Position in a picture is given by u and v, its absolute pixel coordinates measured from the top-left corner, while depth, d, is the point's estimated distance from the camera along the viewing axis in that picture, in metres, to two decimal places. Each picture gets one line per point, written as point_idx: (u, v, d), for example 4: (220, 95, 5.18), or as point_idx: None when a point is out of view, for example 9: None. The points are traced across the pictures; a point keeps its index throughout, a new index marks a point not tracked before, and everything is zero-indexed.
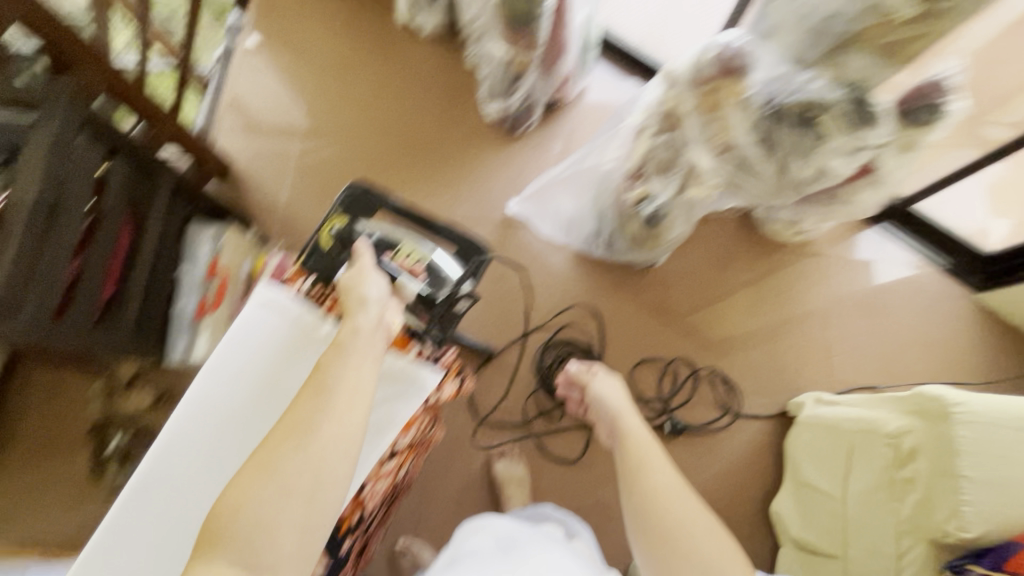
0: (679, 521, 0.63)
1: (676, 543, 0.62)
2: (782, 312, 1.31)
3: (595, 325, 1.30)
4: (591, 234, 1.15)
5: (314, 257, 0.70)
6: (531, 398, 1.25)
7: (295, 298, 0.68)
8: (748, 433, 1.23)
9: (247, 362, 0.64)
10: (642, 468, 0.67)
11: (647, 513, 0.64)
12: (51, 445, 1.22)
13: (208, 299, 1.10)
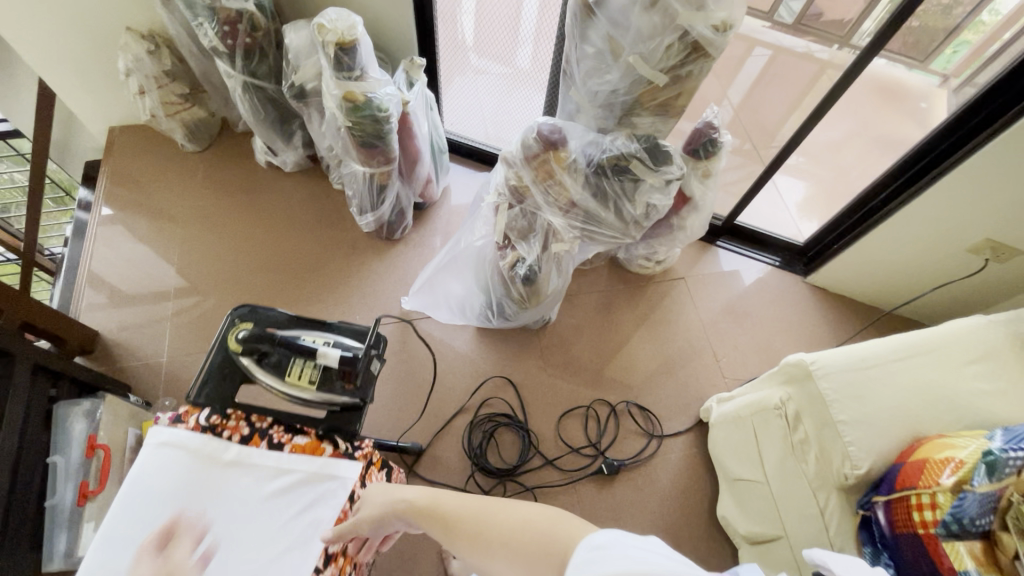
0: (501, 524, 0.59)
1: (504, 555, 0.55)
2: (667, 334, 1.47)
3: (513, 390, 1.35)
4: (483, 308, 1.23)
5: (213, 383, 0.80)
6: (473, 481, 1.24)
7: (192, 431, 0.76)
8: (675, 450, 1.31)
9: (152, 503, 0.70)
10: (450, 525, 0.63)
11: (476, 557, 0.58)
12: None
13: (90, 480, 0.99)
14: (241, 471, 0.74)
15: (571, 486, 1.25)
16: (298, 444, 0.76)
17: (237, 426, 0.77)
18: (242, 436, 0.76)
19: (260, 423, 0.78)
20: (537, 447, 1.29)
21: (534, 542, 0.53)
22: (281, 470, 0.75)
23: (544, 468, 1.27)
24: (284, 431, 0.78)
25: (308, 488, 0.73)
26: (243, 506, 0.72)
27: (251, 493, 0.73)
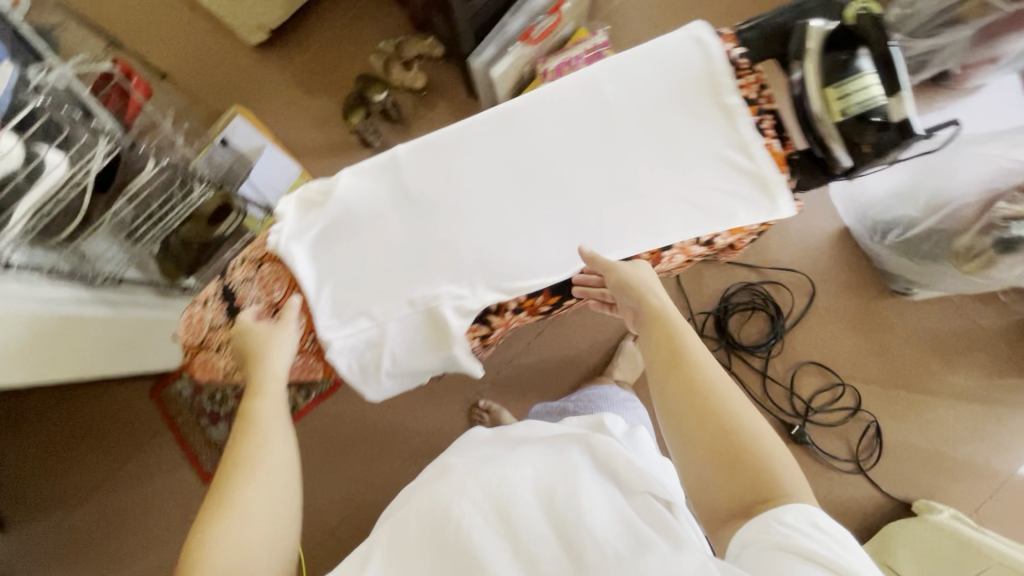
0: (747, 425, 0.51)
1: (756, 462, 0.50)
2: (978, 428, 1.18)
3: (803, 302, 1.22)
4: (895, 220, 1.01)
5: (756, 33, 0.62)
6: (704, 317, 1.21)
7: (723, 52, 0.60)
8: (859, 493, 1.15)
9: (644, 75, 0.60)
10: (693, 361, 0.54)
11: (720, 433, 0.51)
12: (323, 70, 1.38)
13: (535, 30, 1.10)
14: (723, 123, 0.59)
15: (754, 406, 1.19)
16: (774, 149, 0.59)
17: (751, 85, 0.60)
18: (747, 97, 0.60)
19: (765, 103, 0.60)
20: (768, 355, 1.20)
21: (764, 475, 0.49)
22: (747, 155, 0.59)
23: (753, 372, 1.20)
24: (772, 125, 0.60)
25: (749, 190, 0.58)
26: (696, 149, 0.59)
27: (705, 151, 0.59)
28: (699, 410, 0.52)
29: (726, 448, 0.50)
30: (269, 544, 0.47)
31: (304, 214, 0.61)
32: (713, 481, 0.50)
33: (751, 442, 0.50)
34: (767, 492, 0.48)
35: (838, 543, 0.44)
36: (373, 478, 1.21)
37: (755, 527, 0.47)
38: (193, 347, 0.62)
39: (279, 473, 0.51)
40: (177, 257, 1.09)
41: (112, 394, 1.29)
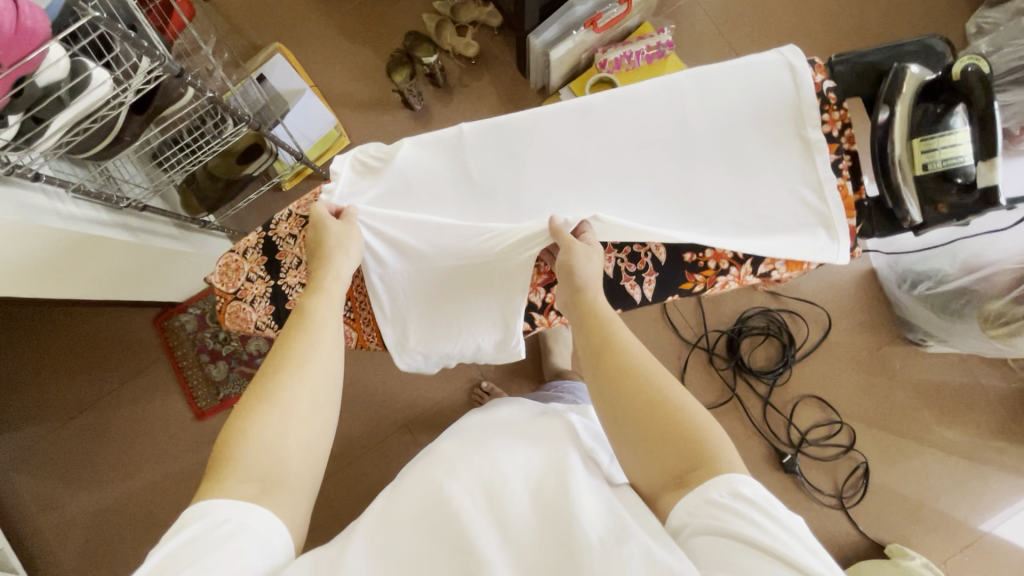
0: (671, 398, 0.49)
1: (674, 416, 0.48)
2: (962, 485, 1.20)
3: (817, 336, 1.22)
4: (927, 273, 1.00)
5: (848, 68, 0.60)
6: (718, 336, 1.21)
7: (812, 84, 0.58)
8: (836, 528, 1.17)
9: (729, 91, 0.58)
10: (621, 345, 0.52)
11: (647, 404, 0.49)
12: (373, 18, 1.33)
13: (602, 18, 1.05)
14: (800, 155, 0.58)
15: (750, 429, 1.20)
16: (847, 192, 0.57)
17: (835, 122, 0.58)
18: (829, 133, 0.58)
19: (847, 142, 0.58)
20: (773, 383, 1.20)
21: (681, 427, 0.47)
22: (818, 198, 0.57)
23: (755, 396, 1.21)
24: (849, 167, 0.58)
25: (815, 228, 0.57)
26: (767, 177, 0.58)
27: (778, 187, 0.58)
28: (622, 393, 0.49)
29: (651, 422, 0.48)
30: (304, 447, 0.48)
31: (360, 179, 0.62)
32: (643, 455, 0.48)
33: (674, 412, 0.48)
34: (697, 455, 0.46)
35: (763, 511, 0.42)
36: (365, 438, 1.22)
37: (693, 503, 0.44)
38: (226, 296, 0.60)
39: (322, 384, 0.50)
40: (201, 193, 1.10)
41: (115, 315, 1.28)
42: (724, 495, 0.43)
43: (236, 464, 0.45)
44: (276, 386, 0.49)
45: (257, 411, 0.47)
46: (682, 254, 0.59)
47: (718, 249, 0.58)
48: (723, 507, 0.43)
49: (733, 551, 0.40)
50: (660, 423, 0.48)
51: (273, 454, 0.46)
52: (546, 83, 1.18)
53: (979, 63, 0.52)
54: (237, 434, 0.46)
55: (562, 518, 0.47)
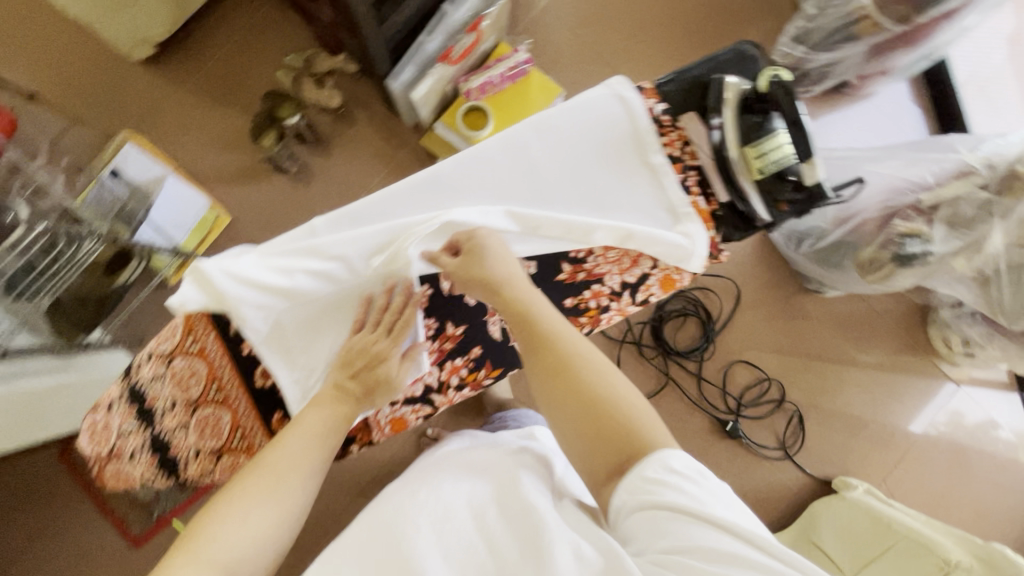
0: (603, 389, 0.49)
1: (593, 392, 0.49)
2: (884, 406, 1.30)
3: (730, 305, 1.28)
4: (809, 230, 1.08)
5: (676, 87, 0.62)
6: (642, 327, 1.25)
7: (645, 111, 0.59)
8: (785, 476, 1.25)
9: (569, 134, 0.59)
10: (562, 338, 0.52)
11: (579, 385, 0.49)
12: (223, 83, 1.25)
13: (455, 50, 1.05)
14: (649, 182, 0.59)
15: (691, 407, 1.26)
16: (699, 207, 0.60)
17: (674, 143, 0.60)
18: (671, 155, 0.60)
19: (689, 159, 0.61)
20: (702, 358, 1.26)
21: (605, 408, 0.48)
22: (675, 219, 0.59)
23: (689, 375, 1.26)
24: (696, 182, 0.61)
25: (676, 238, 0.57)
26: (625, 209, 0.58)
27: (637, 214, 0.59)
28: (558, 394, 0.50)
29: (579, 414, 0.49)
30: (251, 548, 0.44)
31: (202, 284, 0.53)
32: (577, 447, 0.49)
33: (603, 402, 0.48)
34: (631, 440, 0.47)
35: (706, 490, 0.43)
36: (321, 520, 1.15)
37: (632, 484, 0.45)
38: (100, 458, 0.56)
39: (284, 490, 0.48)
40: (71, 315, 1.01)
41: (12, 460, 1.16)
42: (662, 470, 0.44)
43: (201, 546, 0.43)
44: (246, 503, 0.46)
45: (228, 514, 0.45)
46: (563, 300, 0.59)
47: (595, 288, 0.59)
48: (671, 486, 0.44)
49: (676, 526, 0.42)
50: (592, 423, 0.48)
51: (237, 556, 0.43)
52: (419, 119, 1.16)
53: (781, 73, 0.56)
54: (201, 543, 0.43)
55: (504, 543, 0.50)
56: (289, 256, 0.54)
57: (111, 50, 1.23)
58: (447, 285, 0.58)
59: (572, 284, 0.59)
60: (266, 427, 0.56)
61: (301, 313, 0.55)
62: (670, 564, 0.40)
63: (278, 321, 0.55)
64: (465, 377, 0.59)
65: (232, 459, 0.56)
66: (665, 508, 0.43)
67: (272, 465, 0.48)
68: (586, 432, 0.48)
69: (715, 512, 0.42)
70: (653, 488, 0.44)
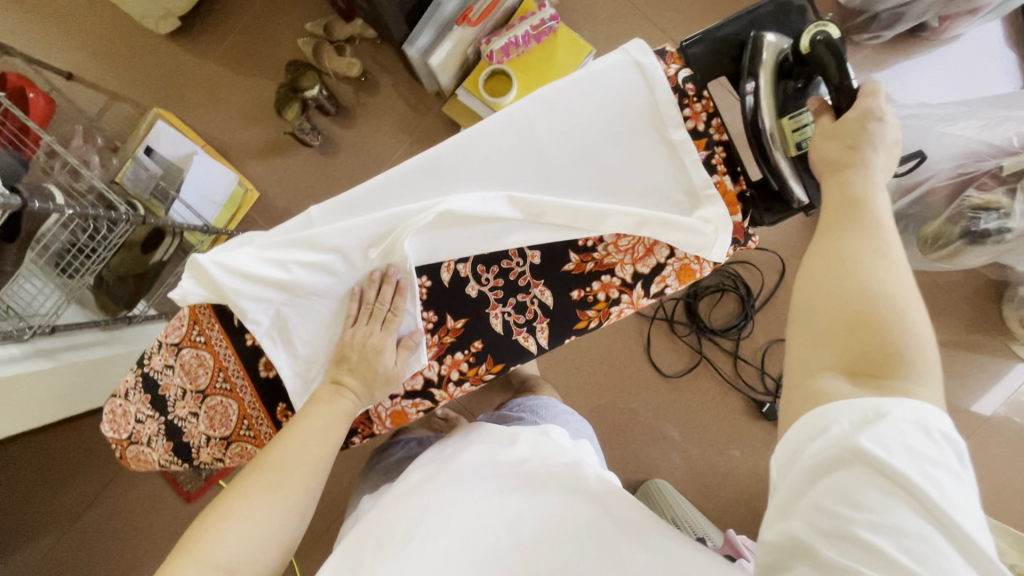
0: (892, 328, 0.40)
1: (878, 317, 0.40)
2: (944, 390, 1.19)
3: (774, 280, 1.18)
4: None
5: (704, 49, 0.53)
6: (675, 303, 1.19)
7: (665, 79, 0.53)
8: None
9: (579, 110, 0.53)
10: (864, 225, 0.43)
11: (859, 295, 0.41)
12: (246, 55, 1.23)
13: (473, 10, 0.98)
14: (669, 161, 0.53)
15: (725, 387, 1.20)
16: (726, 187, 0.53)
17: (699, 115, 0.53)
18: (695, 129, 0.53)
19: (715, 132, 0.53)
20: (739, 337, 1.18)
21: (882, 328, 0.40)
22: (695, 202, 0.53)
23: (724, 353, 1.19)
24: (724, 158, 0.54)
25: (694, 224, 0.51)
26: (642, 193, 0.53)
27: (653, 198, 0.53)
28: (827, 288, 0.42)
29: (841, 322, 0.41)
30: (259, 532, 0.45)
31: (202, 279, 0.53)
32: (818, 352, 0.42)
33: (877, 319, 0.40)
34: (889, 367, 0.39)
35: (941, 469, 0.35)
36: (354, 485, 1.21)
37: (853, 412, 0.38)
38: (120, 443, 0.58)
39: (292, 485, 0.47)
40: (115, 294, 1.03)
41: (80, 420, 1.27)
42: (849, 416, 0.38)
43: (206, 546, 0.42)
44: (249, 502, 0.45)
45: (245, 492, 0.46)
46: (569, 293, 0.55)
47: (605, 279, 0.55)
48: (885, 431, 0.36)
49: (861, 477, 0.36)
50: (854, 332, 0.40)
51: (245, 548, 0.44)
52: (440, 87, 1.11)
53: (828, 29, 0.47)
54: (214, 523, 0.44)
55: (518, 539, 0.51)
56: (284, 249, 0.53)
57: (137, 24, 1.24)
58: (446, 277, 0.55)
59: (580, 275, 0.55)
60: (270, 419, 0.56)
61: (300, 306, 0.54)
62: (835, 515, 0.36)
63: (280, 315, 0.54)
64: (465, 372, 0.55)
65: (241, 447, 0.58)
66: (860, 451, 0.36)
67: (269, 462, 0.47)
68: (834, 340, 0.41)
69: (938, 494, 0.35)
70: (852, 443, 0.37)
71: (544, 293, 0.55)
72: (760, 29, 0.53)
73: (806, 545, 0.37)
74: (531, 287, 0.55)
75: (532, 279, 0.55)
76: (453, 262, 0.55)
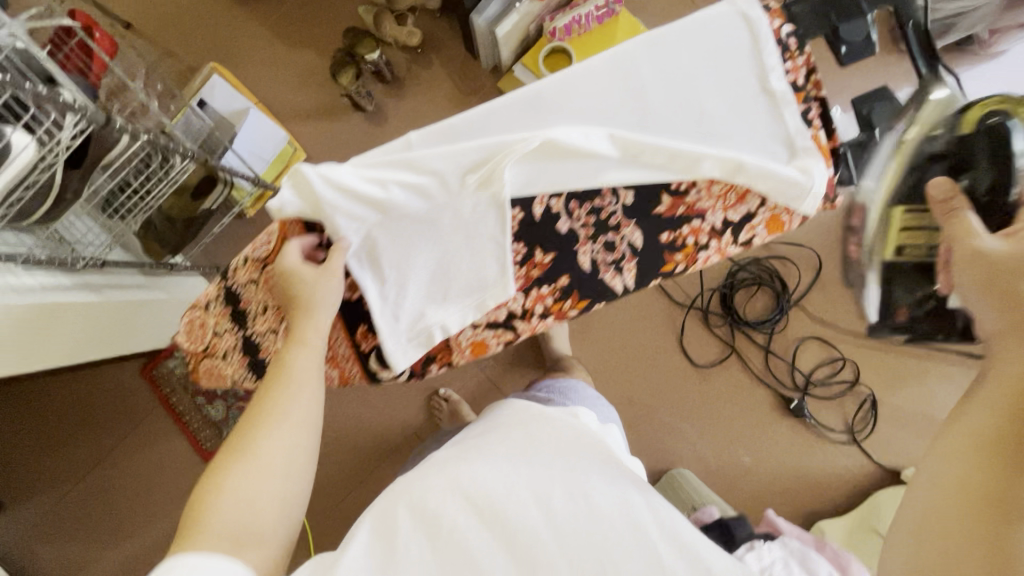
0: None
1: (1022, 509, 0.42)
2: None
3: (809, 277, 1.20)
4: None
5: (805, 10, 0.56)
6: (710, 293, 1.20)
7: (769, 32, 0.54)
8: (852, 462, 1.18)
9: (683, 56, 0.55)
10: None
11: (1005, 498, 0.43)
12: (303, 21, 1.26)
13: None
14: (767, 111, 0.54)
15: (755, 380, 1.20)
16: (821, 142, 0.54)
17: (799, 70, 0.55)
18: (794, 83, 0.54)
19: (813, 89, 0.55)
20: (772, 331, 1.19)
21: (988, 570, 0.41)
22: (792, 154, 0.54)
23: (756, 347, 1.20)
24: (820, 114, 0.55)
25: (792, 173, 0.53)
26: (740, 140, 0.54)
27: (749, 147, 0.54)
28: (993, 445, 0.45)
29: (1001, 475, 0.43)
30: (266, 483, 0.47)
31: (301, 189, 0.52)
32: (973, 515, 0.43)
33: (1020, 488, 0.43)
34: (1016, 566, 0.40)
35: None
36: (374, 453, 1.19)
37: None
38: (197, 355, 0.59)
39: (296, 430, 0.50)
40: (161, 237, 1.05)
41: (101, 369, 1.25)
42: None
43: (209, 522, 0.44)
44: (225, 476, 0.46)
45: (233, 461, 0.47)
46: (658, 236, 0.57)
47: (694, 224, 0.56)
48: None
49: None
50: (1006, 519, 0.42)
51: (252, 504, 0.46)
52: (499, 60, 1.14)
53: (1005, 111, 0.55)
54: (211, 491, 0.46)
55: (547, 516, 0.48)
56: (386, 168, 0.54)
57: None
58: (539, 211, 0.56)
59: (670, 218, 0.57)
60: (350, 339, 0.57)
61: (390, 228, 0.55)
62: None
63: (372, 235, 0.55)
64: (551, 307, 0.58)
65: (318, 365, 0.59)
66: None
67: (241, 435, 0.49)
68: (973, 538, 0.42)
69: None
70: None
71: (634, 234, 0.56)
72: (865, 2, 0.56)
73: None
74: (622, 227, 0.56)
75: (623, 219, 0.56)
76: (547, 196, 0.56)
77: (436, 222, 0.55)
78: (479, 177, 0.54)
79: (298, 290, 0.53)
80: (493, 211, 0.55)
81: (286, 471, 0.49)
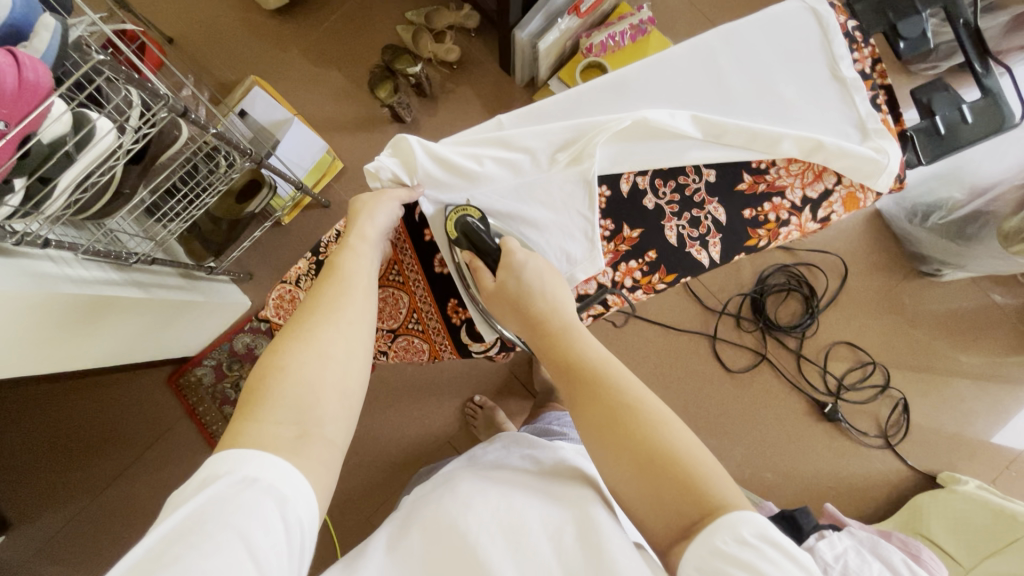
0: (663, 443, 0.42)
1: (631, 419, 0.43)
2: (1000, 403, 1.21)
3: (836, 284, 1.23)
4: (937, 204, 1.07)
5: (866, 7, 0.65)
6: (741, 300, 1.23)
7: (836, 26, 0.59)
8: (886, 466, 1.19)
9: (760, 46, 0.59)
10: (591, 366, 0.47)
11: (617, 418, 0.44)
12: (341, 39, 1.30)
13: (584, 3, 1.07)
14: (840, 96, 0.58)
15: (788, 386, 1.22)
16: (890, 124, 0.58)
17: (865, 59, 0.59)
18: (863, 71, 0.59)
19: (879, 78, 0.60)
20: (803, 336, 1.22)
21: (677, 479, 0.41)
22: (864, 136, 0.57)
23: (788, 352, 1.22)
24: (886, 101, 0.59)
25: (868, 152, 0.56)
26: (814, 120, 0.58)
27: (825, 128, 0.58)
28: (572, 384, 0.47)
29: (595, 412, 0.45)
30: (335, 393, 0.46)
31: (405, 162, 0.59)
32: (608, 459, 0.43)
33: (644, 423, 0.43)
34: (696, 499, 0.40)
35: (768, 562, 0.35)
36: (409, 463, 1.17)
37: (698, 555, 0.38)
38: None
39: (357, 328, 0.50)
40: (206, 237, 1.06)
41: (126, 379, 1.22)
42: (728, 542, 0.37)
43: (269, 397, 0.43)
44: (288, 355, 0.46)
45: (290, 343, 0.47)
46: (741, 211, 0.61)
47: (776, 201, 0.60)
48: (747, 554, 0.36)
49: (726, 563, 0.36)
50: (649, 463, 0.41)
51: (309, 394, 0.44)
52: (536, 75, 1.19)
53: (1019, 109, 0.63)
54: (273, 368, 0.45)
55: (567, 553, 0.43)
56: (482, 148, 0.58)
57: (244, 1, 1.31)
58: (626, 188, 0.60)
59: (752, 195, 0.60)
60: (441, 311, 0.63)
61: (481, 201, 0.59)
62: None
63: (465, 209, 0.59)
64: (639, 279, 0.61)
65: (406, 338, 0.68)
66: (731, 560, 0.36)
67: (296, 319, 0.49)
68: None
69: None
70: (716, 554, 0.37)
71: (719, 210, 0.60)
72: (901, 10, 0.64)
73: (714, 553, 0.37)
74: (706, 204, 0.60)
75: (707, 196, 0.60)
76: (633, 174, 0.60)
77: (525, 195, 0.59)
78: (571, 155, 0.57)
79: (362, 210, 0.57)
80: (582, 187, 0.58)
81: (342, 375, 0.47)
